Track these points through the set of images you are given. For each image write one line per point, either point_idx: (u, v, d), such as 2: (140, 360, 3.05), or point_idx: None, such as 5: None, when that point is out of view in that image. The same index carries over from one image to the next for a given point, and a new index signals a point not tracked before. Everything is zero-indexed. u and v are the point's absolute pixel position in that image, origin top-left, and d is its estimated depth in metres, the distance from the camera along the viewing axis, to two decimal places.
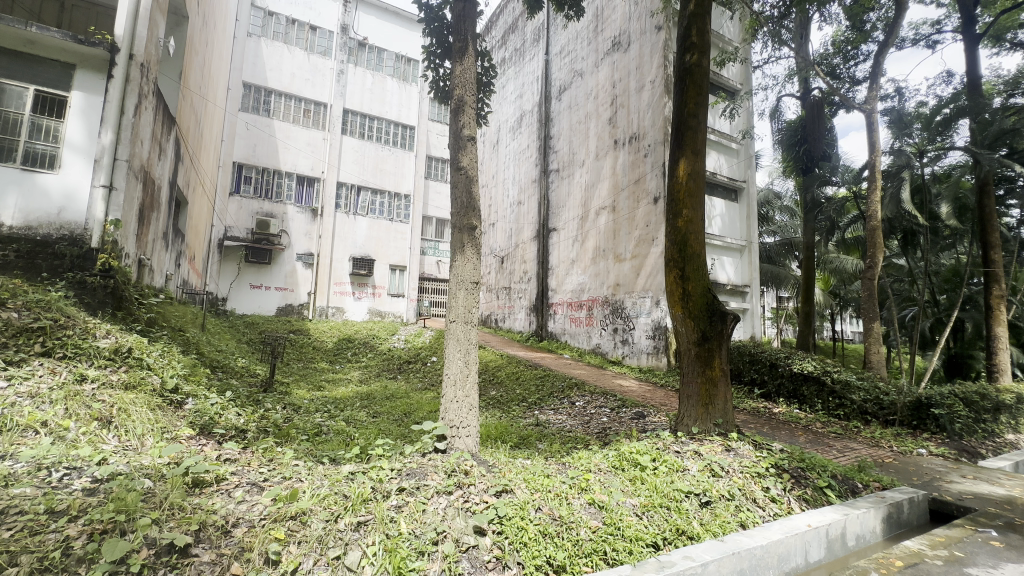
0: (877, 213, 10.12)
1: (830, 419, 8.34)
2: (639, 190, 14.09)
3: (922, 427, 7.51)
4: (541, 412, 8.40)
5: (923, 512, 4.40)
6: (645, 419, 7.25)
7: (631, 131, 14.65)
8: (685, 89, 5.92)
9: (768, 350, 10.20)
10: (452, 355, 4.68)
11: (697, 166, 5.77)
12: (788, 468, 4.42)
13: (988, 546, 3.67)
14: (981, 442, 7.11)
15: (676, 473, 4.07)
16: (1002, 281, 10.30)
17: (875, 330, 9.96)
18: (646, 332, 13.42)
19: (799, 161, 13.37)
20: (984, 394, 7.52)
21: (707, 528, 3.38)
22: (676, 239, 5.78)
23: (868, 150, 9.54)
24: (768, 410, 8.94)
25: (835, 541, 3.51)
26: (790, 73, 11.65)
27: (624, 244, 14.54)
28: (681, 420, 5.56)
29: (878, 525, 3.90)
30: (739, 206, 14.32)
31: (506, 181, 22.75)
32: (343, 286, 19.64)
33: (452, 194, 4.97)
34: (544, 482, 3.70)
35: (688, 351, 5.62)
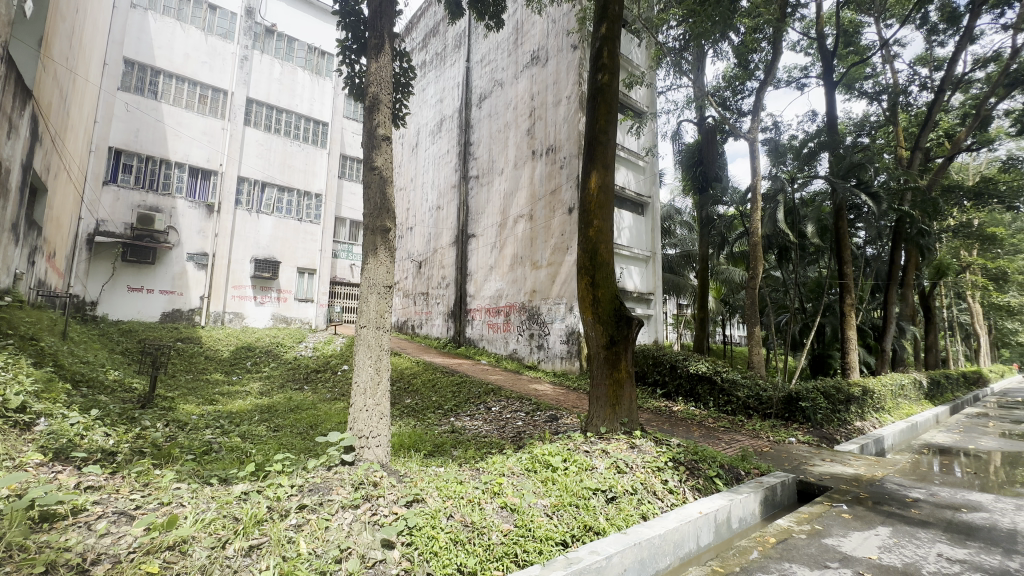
0: (759, 229, 11.42)
1: (720, 414, 9.23)
2: (555, 201, 14.61)
3: (792, 418, 8.54)
4: (457, 418, 8.32)
5: (792, 492, 5.01)
6: (558, 421, 7.50)
7: (548, 143, 15.18)
8: (596, 107, 6.26)
9: (669, 352, 11.04)
10: (362, 362, 4.48)
11: (607, 179, 6.12)
12: (684, 460, 4.80)
13: (841, 517, 4.27)
14: (837, 429, 8.29)
15: (585, 472, 4.24)
16: (853, 291, 12.10)
17: (757, 334, 11.17)
18: (560, 337, 13.91)
19: (696, 180, 14.71)
20: (839, 388, 8.74)
21: (612, 522, 3.55)
22: (587, 248, 6.06)
23: (751, 174, 10.75)
24: (669, 408, 9.68)
25: (721, 525, 3.87)
26: (689, 101, 12.79)
27: (541, 252, 14.97)
28: (591, 421, 5.83)
29: (757, 507, 4.38)
30: (645, 220, 15.44)
31: (425, 185, 22.41)
32: (243, 290, 18.00)
33: (364, 194, 4.78)
34: (456, 489, 3.68)
35: (598, 353, 5.90)
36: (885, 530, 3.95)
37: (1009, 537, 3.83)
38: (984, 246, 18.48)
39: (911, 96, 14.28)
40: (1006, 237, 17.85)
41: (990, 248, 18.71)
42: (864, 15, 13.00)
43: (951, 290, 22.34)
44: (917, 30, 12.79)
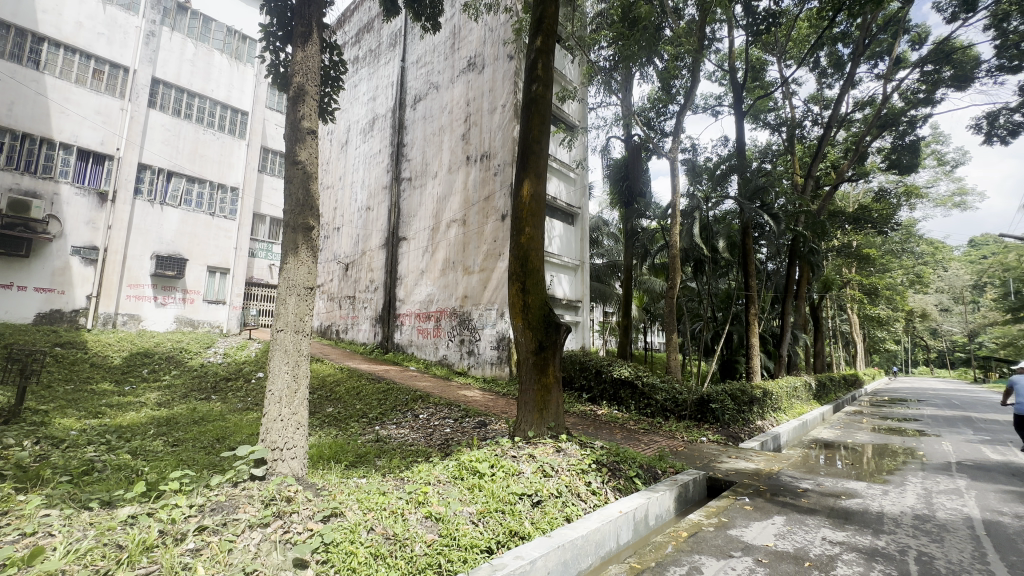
0: (677, 243, 12.22)
1: (641, 417, 9.71)
2: (488, 208, 14.68)
3: (704, 419, 9.16)
4: (382, 427, 8.00)
5: (702, 488, 5.36)
6: (487, 427, 7.49)
7: (482, 149, 15.24)
8: (530, 116, 6.38)
9: (594, 358, 11.46)
10: (277, 368, 4.18)
11: (539, 188, 6.24)
12: (607, 462, 4.99)
13: (743, 509, 4.64)
14: (741, 428, 9.02)
15: (512, 477, 4.26)
16: (758, 301, 13.29)
17: (674, 340, 11.90)
18: (491, 343, 13.94)
19: (623, 194, 15.48)
20: (744, 390, 9.52)
21: (537, 526, 3.57)
22: (518, 255, 6.13)
23: (671, 191, 11.50)
24: (594, 412, 10.03)
25: (640, 523, 4.05)
26: (617, 118, 13.45)
27: (473, 257, 14.93)
28: (519, 426, 5.87)
29: (672, 504, 4.64)
30: (574, 229, 16.00)
31: (355, 184, 21.58)
32: (140, 289, 16.17)
33: (286, 189, 4.49)
34: (378, 500, 3.56)
35: (526, 359, 5.98)
36: (780, 519, 4.35)
37: (878, 519, 4.37)
38: (861, 264, 21.17)
39: (805, 129, 16.09)
40: (877, 257, 20.62)
41: (865, 266, 21.48)
42: (768, 54, 14.47)
43: (834, 302, 25.34)
44: (811, 72, 14.46)
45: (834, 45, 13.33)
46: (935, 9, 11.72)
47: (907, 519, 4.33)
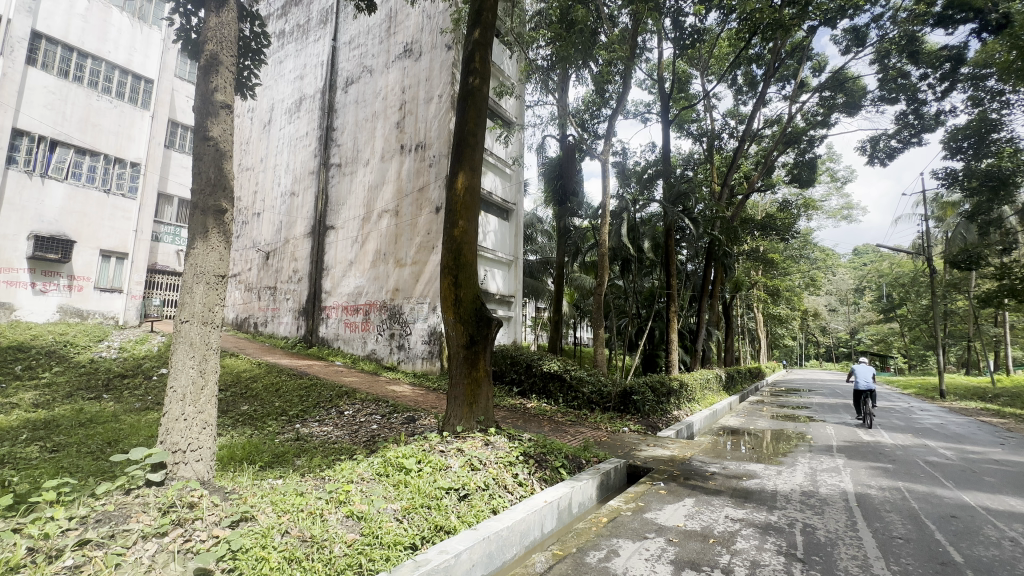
0: (607, 242, 12.72)
1: (568, 409, 10.02)
2: (422, 199, 14.38)
3: (626, 410, 9.64)
4: (303, 425, 7.58)
5: (622, 475, 5.65)
6: (415, 422, 7.35)
7: (417, 139, 14.89)
8: (466, 109, 6.31)
9: (525, 352, 11.67)
10: (179, 363, 3.81)
11: (473, 182, 6.20)
12: (534, 454, 5.10)
13: (658, 493, 4.95)
14: (659, 418, 9.61)
15: (439, 472, 4.23)
16: (678, 299, 14.17)
17: (602, 336, 12.38)
18: (422, 337, 13.72)
19: (557, 193, 15.83)
20: (663, 382, 10.14)
21: (463, 520, 3.56)
22: (450, 248, 6.06)
23: (602, 192, 11.93)
24: (523, 405, 10.22)
25: (563, 511, 4.19)
26: (553, 117, 13.68)
27: (405, 249, 14.56)
28: (448, 421, 5.83)
29: (594, 491, 4.84)
30: (508, 225, 16.14)
31: (278, 167, 20.19)
32: (13, 274, 13.93)
33: (193, 167, 4.09)
34: (295, 501, 3.39)
35: (457, 353, 5.95)
36: (690, 501, 4.68)
37: (772, 496, 4.84)
38: (766, 267, 23.31)
39: (723, 141, 17.35)
40: (779, 261, 22.83)
41: (770, 269, 23.67)
42: (693, 69, 15.42)
43: (743, 301, 27.71)
44: (729, 88, 15.62)
45: (749, 65, 14.47)
46: (832, 41, 13.11)
47: (796, 496, 4.84)
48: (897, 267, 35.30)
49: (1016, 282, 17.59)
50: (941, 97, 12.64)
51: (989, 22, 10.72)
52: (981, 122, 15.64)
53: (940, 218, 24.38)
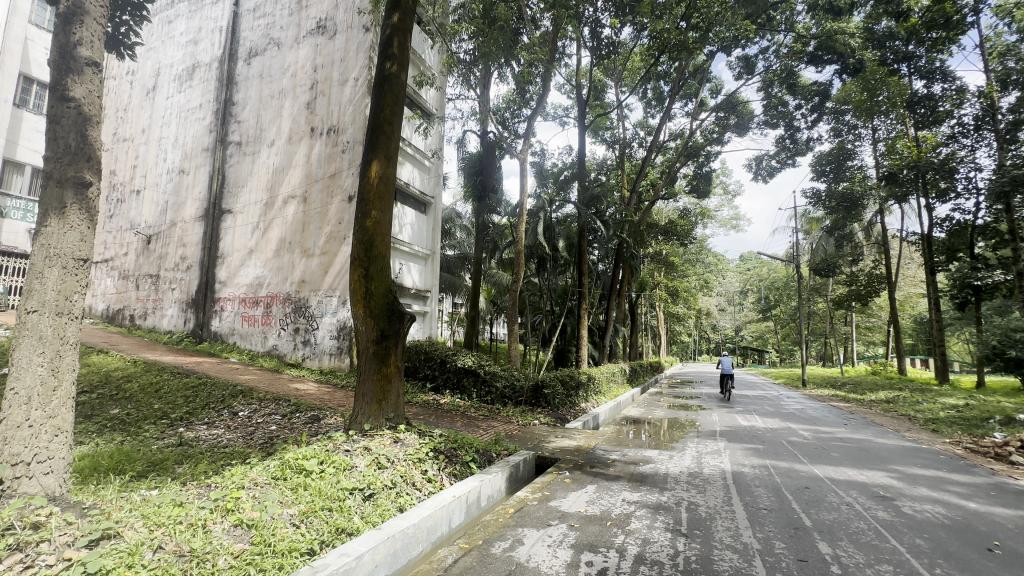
0: (524, 240, 12.94)
1: (481, 404, 10.10)
2: (334, 186, 13.61)
3: (537, 403, 9.93)
4: (188, 429, 6.82)
5: (530, 467, 5.82)
6: (319, 422, 6.96)
7: (330, 122, 14.04)
8: (382, 95, 6.06)
9: (440, 347, 11.55)
10: (24, 360, 3.24)
11: (388, 171, 5.98)
12: (444, 449, 5.09)
13: (564, 482, 5.18)
14: (568, 410, 10.05)
15: (343, 472, 4.05)
16: (588, 297, 14.84)
17: (517, 331, 12.61)
18: (330, 332, 13.02)
19: (476, 188, 15.81)
20: (573, 376, 10.58)
21: (367, 520, 3.42)
22: (362, 238, 5.81)
23: (520, 191, 12.12)
24: (436, 401, 10.12)
25: (472, 505, 4.22)
26: (474, 113, 13.59)
27: (313, 238, 13.68)
28: (355, 419, 5.60)
29: (503, 484, 4.94)
30: (426, 219, 15.83)
31: (164, 140, 17.94)
32: None
33: (47, 131, 3.49)
34: (172, 513, 3.06)
35: (366, 349, 5.72)
36: (592, 487, 4.95)
37: (663, 479, 5.28)
38: (667, 269, 25.29)
39: (633, 149, 18.49)
40: (678, 264, 24.91)
41: (670, 271, 25.70)
42: (608, 79, 16.25)
43: (647, 300, 29.82)
44: (640, 100, 16.68)
45: (658, 80, 15.54)
46: (727, 66, 14.52)
47: (684, 477, 5.33)
48: (773, 273, 40.23)
49: (862, 288, 20.88)
50: (810, 126, 14.60)
51: (848, 65, 12.47)
52: (841, 152, 18.70)
53: (807, 231, 28.13)
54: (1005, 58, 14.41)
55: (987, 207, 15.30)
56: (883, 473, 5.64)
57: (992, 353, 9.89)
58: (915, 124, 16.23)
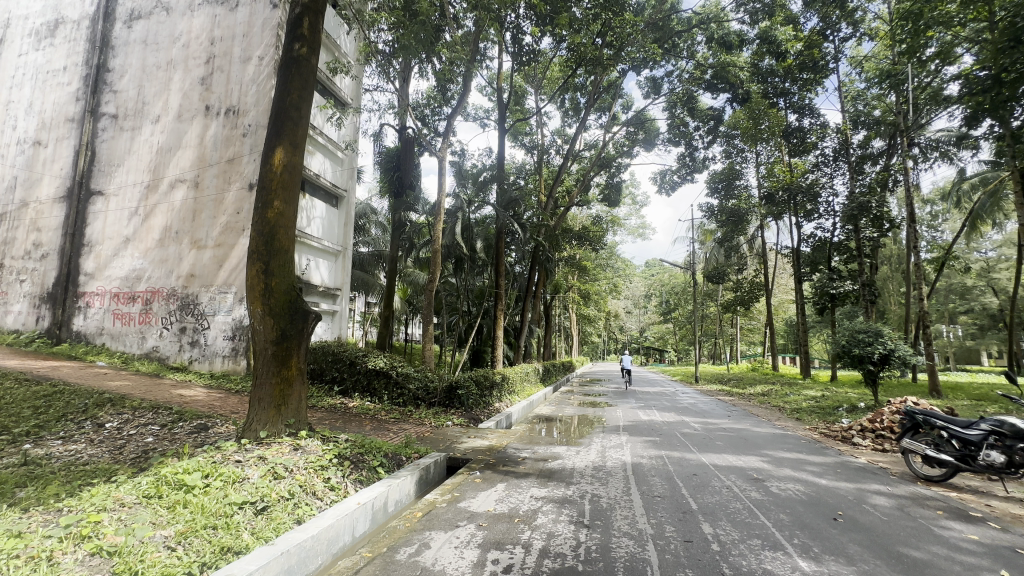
0: (441, 240, 12.76)
1: (392, 406, 9.79)
2: (231, 173, 12.41)
3: (451, 404, 9.85)
4: (36, 445, 5.80)
5: (441, 469, 5.76)
6: (207, 430, 6.28)
7: (228, 102, 12.80)
8: (289, 78, 5.64)
9: (349, 348, 11.04)
10: None
11: (295, 160, 5.58)
12: (349, 455, 4.85)
13: (475, 482, 5.18)
14: (481, 410, 10.08)
15: (233, 485, 3.69)
16: (505, 298, 15.01)
17: (432, 331, 12.38)
18: (223, 332, 11.85)
19: (393, 184, 15.31)
20: (487, 376, 10.63)
21: (258, 535, 3.14)
22: (262, 230, 5.36)
23: (438, 190, 11.93)
24: (344, 405, 9.63)
25: (378, 511, 4.07)
26: (392, 106, 13.15)
27: (206, 228, 12.36)
28: (250, 426, 5.15)
29: (412, 488, 4.82)
30: (337, 213, 15.02)
31: (14, 105, 15.18)
32: None
33: None
34: (7, 547, 2.59)
35: (265, 349, 5.28)
36: (501, 486, 5.00)
37: (569, 473, 5.50)
38: (580, 272, 26.48)
39: (551, 156, 19.10)
40: (590, 268, 26.18)
41: (583, 275, 26.94)
42: (528, 86, 16.64)
43: (561, 302, 30.96)
44: (558, 109, 17.30)
45: (575, 91, 16.22)
46: (637, 85, 15.56)
47: (589, 471, 5.59)
48: (673, 278, 43.79)
49: (745, 294, 23.48)
50: (706, 147, 16.13)
51: (737, 94, 13.94)
52: (730, 172, 21.06)
53: (702, 241, 31.02)
54: (857, 101, 17.05)
55: (841, 227, 18.01)
56: (756, 458, 6.37)
57: (841, 351, 11.54)
58: (790, 151, 18.59)
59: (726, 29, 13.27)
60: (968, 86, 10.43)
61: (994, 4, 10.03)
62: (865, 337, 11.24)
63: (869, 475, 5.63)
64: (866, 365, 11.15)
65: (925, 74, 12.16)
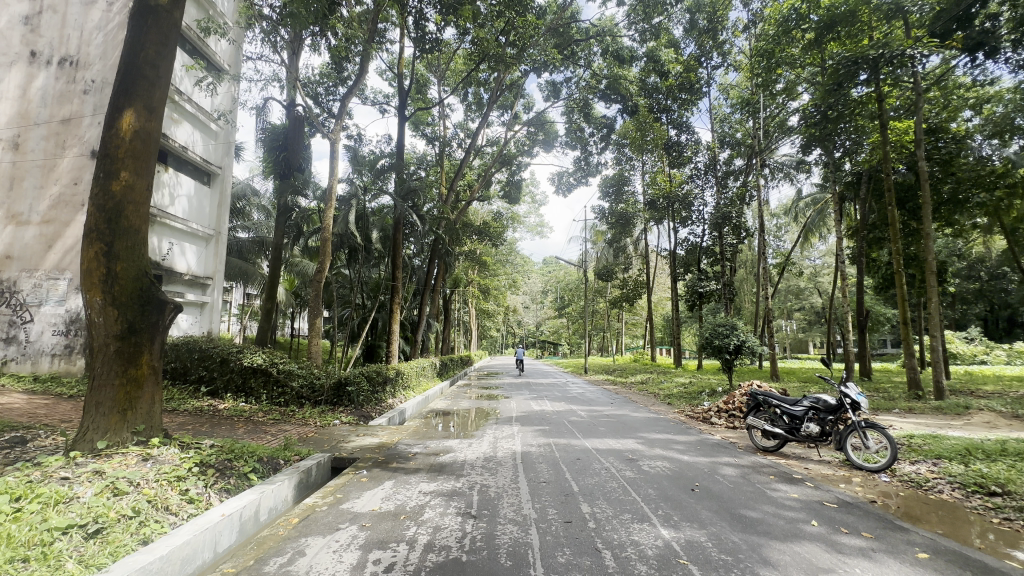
0: (332, 228, 11.89)
1: (272, 407, 8.98)
2: (66, 136, 10.42)
3: (339, 401, 9.30)
4: None
5: (324, 471, 5.42)
6: (23, 443, 5.19)
7: (63, 51, 10.61)
8: (144, 31, 4.84)
9: (221, 344, 9.92)
10: None
11: (149, 126, 4.81)
12: (214, 462, 4.33)
13: (360, 482, 4.96)
14: (373, 407, 9.65)
15: (55, 507, 3.09)
16: (401, 291, 14.52)
17: (319, 326, 11.51)
18: (53, 326, 10.00)
19: (278, 165, 13.97)
20: (380, 372, 10.19)
21: (88, 562, 2.66)
22: (104, 205, 4.54)
23: (329, 175, 11.13)
24: (212, 407, 8.62)
25: (247, 521, 3.70)
26: (278, 79, 11.98)
27: (29, 199, 10.18)
28: (83, 436, 4.34)
29: (289, 493, 4.47)
30: (208, 192, 13.32)
31: None
32: None
33: None
34: None
35: (105, 346, 4.48)
36: (389, 483, 4.84)
37: (460, 466, 5.51)
38: (480, 267, 26.68)
39: (452, 148, 18.90)
40: (490, 263, 26.50)
41: (483, 270, 27.18)
42: (431, 75, 16.29)
43: (461, 296, 30.92)
44: (462, 102, 17.16)
45: (478, 86, 16.20)
46: (538, 88, 16.03)
47: (479, 462, 5.67)
48: (568, 275, 46.12)
49: (630, 291, 25.54)
50: (600, 152, 17.21)
51: (627, 106, 15.05)
52: (620, 178, 22.73)
53: (595, 241, 33.10)
54: (724, 123, 19.40)
55: (709, 233, 20.39)
56: (632, 440, 6.97)
57: (705, 343, 13.07)
58: (670, 163, 20.58)
59: (619, 44, 14.15)
60: (804, 119, 12.48)
61: (824, 53, 12.05)
62: (723, 330, 12.86)
63: (722, 449, 6.47)
64: (723, 354, 12.78)
65: (775, 105, 14.25)
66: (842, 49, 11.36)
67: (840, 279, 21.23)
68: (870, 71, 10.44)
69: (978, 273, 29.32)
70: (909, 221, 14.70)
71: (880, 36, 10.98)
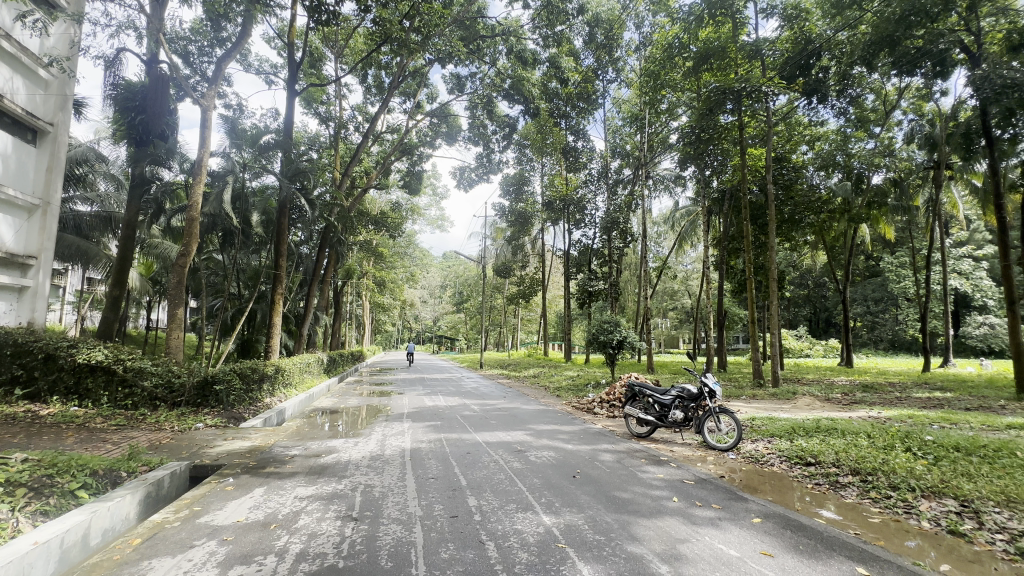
0: (201, 206, 10.46)
1: (115, 411, 7.68)
2: None
3: (204, 402, 8.24)
4: None
5: (181, 482, 4.76)
6: None
7: None
8: None
9: (47, 336, 8.22)
10: None
11: None
12: (28, 481, 3.55)
13: (224, 492, 4.43)
14: (245, 408, 8.68)
15: None
16: (284, 280, 13.24)
17: (181, 316, 10.06)
18: None
19: (132, 129, 11.89)
20: (256, 368, 9.20)
21: None
22: None
23: (199, 144, 9.76)
24: (32, 413, 7.14)
25: (72, 547, 3.10)
26: (136, 30, 10.25)
27: None
28: None
29: (132, 509, 3.84)
30: (34, 152, 10.91)
31: None
32: None
33: None
34: None
35: None
36: (260, 491, 4.40)
37: (344, 467, 5.21)
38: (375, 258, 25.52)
39: (349, 131, 17.76)
40: (386, 255, 25.51)
41: (378, 261, 26.06)
42: (327, 50, 15.15)
43: (354, 287, 29.36)
44: (360, 84, 16.20)
45: (379, 68, 15.40)
46: (442, 79, 15.75)
47: (365, 462, 5.41)
48: (467, 271, 46.23)
49: (526, 288, 26.37)
50: (502, 151, 17.42)
51: (529, 108, 15.30)
52: (520, 177, 23.32)
53: (494, 238, 33.57)
54: (616, 134, 20.78)
55: (599, 236, 21.79)
56: (521, 432, 7.18)
57: (592, 339, 13.93)
58: (567, 166, 21.58)
59: (523, 46, 14.31)
60: (683, 137, 13.93)
61: (701, 81, 13.32)
62: (607, 326, 13.82)
63: (602, 438, 6.95)
64: (607, 349, 13.76)
65: (660, 123, 15.70)
66: (715, 79, 12.81)
67: (705, 283, 24.04)
68: (735, 102, 11.90)
69: (807, 281, 35.38)
70: (759, 235, 17.15)
71: (743, 73, 12.49)
